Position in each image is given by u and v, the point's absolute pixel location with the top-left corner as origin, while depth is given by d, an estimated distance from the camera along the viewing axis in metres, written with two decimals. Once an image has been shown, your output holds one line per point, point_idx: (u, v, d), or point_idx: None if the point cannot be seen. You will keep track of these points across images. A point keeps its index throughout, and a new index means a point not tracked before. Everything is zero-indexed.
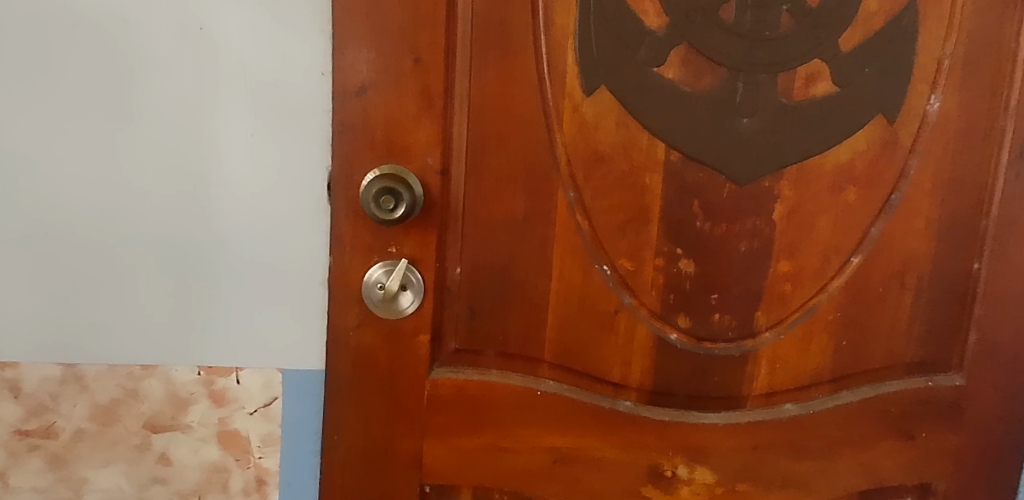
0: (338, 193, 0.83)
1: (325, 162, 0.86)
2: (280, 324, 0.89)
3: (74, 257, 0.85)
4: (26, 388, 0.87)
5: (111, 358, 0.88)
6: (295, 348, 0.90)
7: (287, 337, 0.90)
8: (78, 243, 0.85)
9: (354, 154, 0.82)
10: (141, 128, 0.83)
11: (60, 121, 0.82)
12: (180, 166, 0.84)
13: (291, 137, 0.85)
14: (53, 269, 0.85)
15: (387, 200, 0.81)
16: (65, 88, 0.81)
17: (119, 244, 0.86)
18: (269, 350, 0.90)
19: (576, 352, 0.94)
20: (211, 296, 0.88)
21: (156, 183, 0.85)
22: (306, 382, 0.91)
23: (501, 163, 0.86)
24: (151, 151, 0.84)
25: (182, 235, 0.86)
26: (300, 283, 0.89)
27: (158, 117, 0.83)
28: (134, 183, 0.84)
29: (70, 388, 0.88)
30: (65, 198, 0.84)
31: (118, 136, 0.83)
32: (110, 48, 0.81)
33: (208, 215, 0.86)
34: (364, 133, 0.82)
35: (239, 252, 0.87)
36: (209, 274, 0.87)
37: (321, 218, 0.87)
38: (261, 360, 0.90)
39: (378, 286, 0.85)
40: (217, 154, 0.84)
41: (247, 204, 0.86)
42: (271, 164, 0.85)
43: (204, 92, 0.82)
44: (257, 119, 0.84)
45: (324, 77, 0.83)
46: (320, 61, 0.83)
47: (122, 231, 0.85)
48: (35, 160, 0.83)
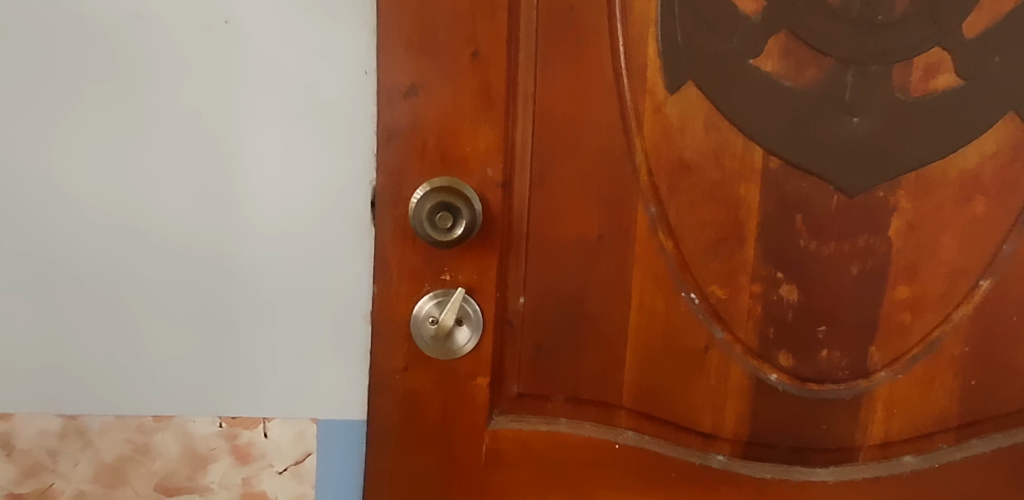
0: (384, 211, 0.71)
1: (368, 176, 0.74)
2: (315, 365, 0.77)
3: (80, 288, 0.74)
4: (20, 444, 0.75)
5: (119, 408, 0.76)
6: (331, 393, 0.77)
7: (322, 380, 0.77)
8: (84, 272, 0.74)
9: (402, 165, 0.70)
10: (159, 137, 0.72)
11: (67, 131, 0.71)
12: (203, 181, 0.73)
13: (331, 145, 0.73)
14: (54, 303, 0.74)
15: (444, 217, 0.69)
16: (72, 93, 0.71)
17: (132, 273, 0.74)
18: (302, 396, 0.77)
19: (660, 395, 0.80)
20: (237, 332, 0.76)
21: (175, 201, 0.73)
22: (345, 435, 0.78)
23: (571, 173, 0.74)
24: (170, 164, 0.73)
25: (204, 261, 0.74)
26: (339, 316, 0.76)
27: (176, 125, 0.72)
28: (148, 202, 0.73)
29: (71, 443, 0.76)
30: (72, 222, 0.73)
31: (132, 148, 0.72)
32: (124, 48, 0.70)
33: (235, 238, 0.74)
34: (414, 140, 0.70)
35: (268, 280, 0.75)
36: (233, 306, 0.75)
37: (363, 240, 0.75)
38: (293, 408, 0.77)
39: (430, 321, 0.72)
40: (242, 167, 0.73)
41: (276, 223, 0.74)
42: (304, 177, 0.74)
43: (228, 95, 0.72)
44: (289, 125, 0.72)
45: (368, 76, 0.72)
46: (362, 58, 0.72)
47: (135, 258, 0.74)
48: (36, 179, 0.72)
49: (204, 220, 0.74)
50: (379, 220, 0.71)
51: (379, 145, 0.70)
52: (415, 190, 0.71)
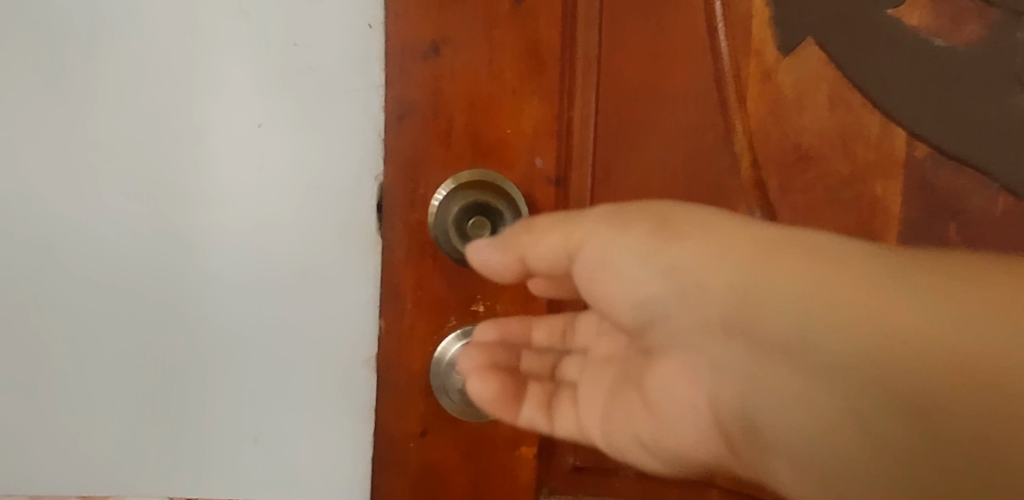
0: (396, 218, 0.51)
1: (373, 167, 0.57)
2: (304, 418, 0.59)
3: None
4: None
5: (25, 493, 0.55)
6: (322, 459, 0.60)
7: (313, 438, 0.59)
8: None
9: (422, 153, 0.51)
10: (90, 114, 0.53)
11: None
12: (153, 173, 0.54)
13: (326, 126, 0.56)
14: None
15: (478, 225, 0.51)
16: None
17: (48, 305, 0.53)
18: (284, 464, 0.59)
19: (674, 363, 0.44)
20: (197, 381, 0.57)
21: (112, 205, 0.54)
22: None
23: (643, 161, 0.55)
24: (106, 152, 0.53)
25: (155, 285, 0.55)
26: (334, 355, 0.59)
27: (114, 99, 0.53)
28: (71, 204, 0.53)
29: None
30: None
31: (51, 129, 0.52)
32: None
33: (194, 253, 0.55)
34: (437, 118, 0.51)
35: (241, 309, 0.57)
36: (192, 346, 0.56)
37: (365, 257, 0.58)
38: (274, 477, 0.59)
39: (458, 368, 0.52)
40: (204, 156, 0.54)
41: (251, 232, 0.56)
42: (289, 169, 0.56)
43: (186, 59, 0.53)
44: (268, 99, 0.54)
45: (373, 33, 0.55)
46: (365, 8, 0.55)
47: (53, 284, 0.53)
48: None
49: (154, 227, 0.54)
50: (388, 230, 0.51)
51: (388, 126, 0.50)
52: (437, 189, 0.51)
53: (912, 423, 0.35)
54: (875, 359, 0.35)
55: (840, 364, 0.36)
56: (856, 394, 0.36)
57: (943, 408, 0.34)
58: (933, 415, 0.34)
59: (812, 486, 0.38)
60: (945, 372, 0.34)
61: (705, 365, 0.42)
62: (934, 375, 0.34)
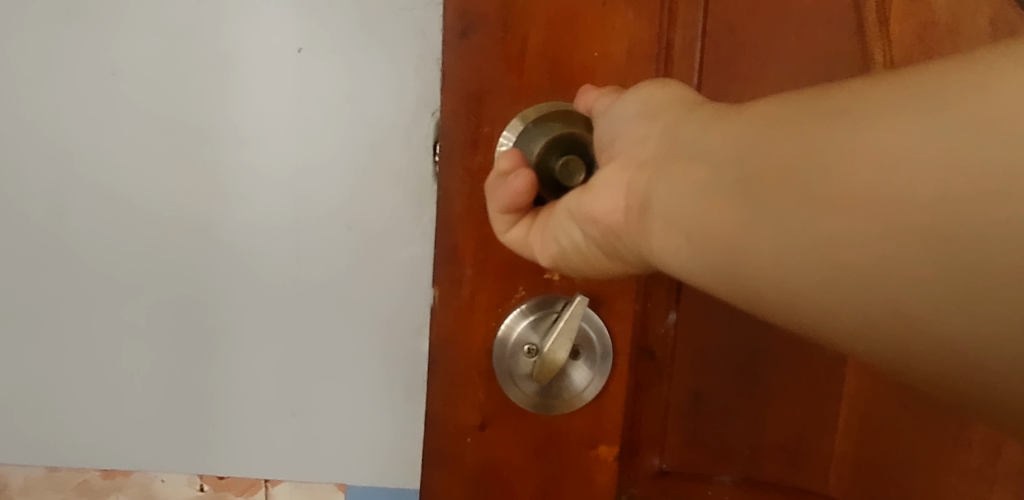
0: (452, 165, 0.38)
1: (428, 104, 0.48)
2: (343, 395, 0.52)
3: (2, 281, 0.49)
4: None
5: (54, 456, 0.52)
6: (364, 440, 0.53)
7: (355, 415, 0.53)
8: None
9: (492, 80, 0.37)
10: (106, 37, 0.45)
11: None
12: (176, 104, 0.47)
13: (376, 53, 0.46)
14: None
15: (570, 159, 0.34)
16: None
17: (76, 252, 0.48)
18: (322, 443, 0.53)
19: (621, 162, 0.28)
20: (225, 344, 0.51)
21: (132, 144, 0.47)
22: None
23: (744, 50, 0.41)
24: (128, 79, 0.46)
25: (182, 234, 0.49)
26: (379, 326, 0.51)
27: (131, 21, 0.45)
28: (92, 144, 0.47)
29: None
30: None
31: (66, 56, 0.45)
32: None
33: (219, 201, 0.48)
34: (511, 34, 0.37)
35: (272, 268, 0.50)
36: (221, 308, 0.50)
37: (418, 213, 0.49)
38: (307, 453, 0.53)
39: (524, 350, 0.40)
40: (231, 90, 0.47)
41: (282, 179, 0.48)
42: (326, 107, 0.47)
43: None
44: (305, 23, 0.46)
45: None
46: None
47: (79, 234, 0.48)
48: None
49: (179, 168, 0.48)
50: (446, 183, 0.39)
51: (445, 46, 0.37)
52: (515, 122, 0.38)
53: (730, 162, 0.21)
54: (811, 109, 0.19)
55: (731, 170, 0.21)
56: (747, 167, 0.20)
57: (783, 181, 0.19)
58: (794, 162, 0.18)
59: (689, 260, 0.22)
60: (841, 119, 0.17)
61: (636, 149, 0.27)
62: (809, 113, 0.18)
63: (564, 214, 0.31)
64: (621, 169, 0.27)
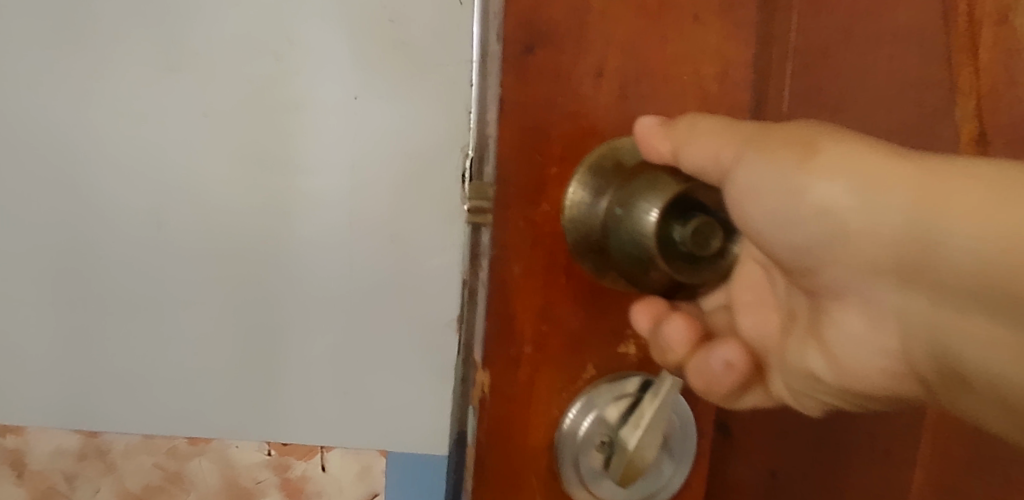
0: (514, 213, 0.29)
1: (460, 141, 0.53)
2: (397, 384, 0.57)
3: (105, 275, 0.53)
4: (33, 463, 0.57)
5: (146, 427, 0.56)
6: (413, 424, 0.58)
7: (398, 398, 0.57)
8: (89, 267, 0.53)
9: (565, 102, 0.29)
10: (191, 81, 0.51)
11: (52, 58, 0.50)
12: (256, 137, 0.52)
13: (420, 100, 0.52)
14: (68, 296, 0.54)
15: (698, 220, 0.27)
16: (77, 18, 0.50)
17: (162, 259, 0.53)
18: (379, 424, 0.58)
19: (855, 303, 0.27)
20: (291, 344, 0.56)
21: (213, 172, 0.53)
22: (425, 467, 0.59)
23: (829, 79, 0.34)
24: (213, 117, 0.52)
25: (251, 243, 0.54)
26: (428, 329, 0.56)
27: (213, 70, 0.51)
28: (179, 171, 0.52)
29: (92, 466, 0.57)
30: (67, 199, 0.52)
31: (160, 95, 0.51)
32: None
33: (286, 221, 0.54)
34: (587, 45, 0.29)
35: (330, 279, 0.55)
36: (289, 314, 0.55)
37: (460, 232, 0.55)
38: (367, 430, 0.58)
39: (598, 445, 0.31)
40: (296, 130, 0.52)
41: (341, 200, 0.54)
42: (380, 142, 0.53)
43: (281, 31, 0.51)
44: (361, 72, 0.52)
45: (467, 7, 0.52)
46: None
47: (167, 244, 0.53)
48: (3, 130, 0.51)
49: (256, 190, 0.53)
50: (507, 235, 0.29)
51: (504, 61, 0.28)
52: (573, 181, 0.29)
53: (961, 310, 0.23)
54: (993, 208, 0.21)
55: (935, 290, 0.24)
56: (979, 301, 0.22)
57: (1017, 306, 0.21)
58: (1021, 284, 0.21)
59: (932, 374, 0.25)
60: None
61: (868, 291, 0.26)
62: (993, 269, 0.21)
63: (797, 362, 0.31)
64: (860, 318, 0.27)
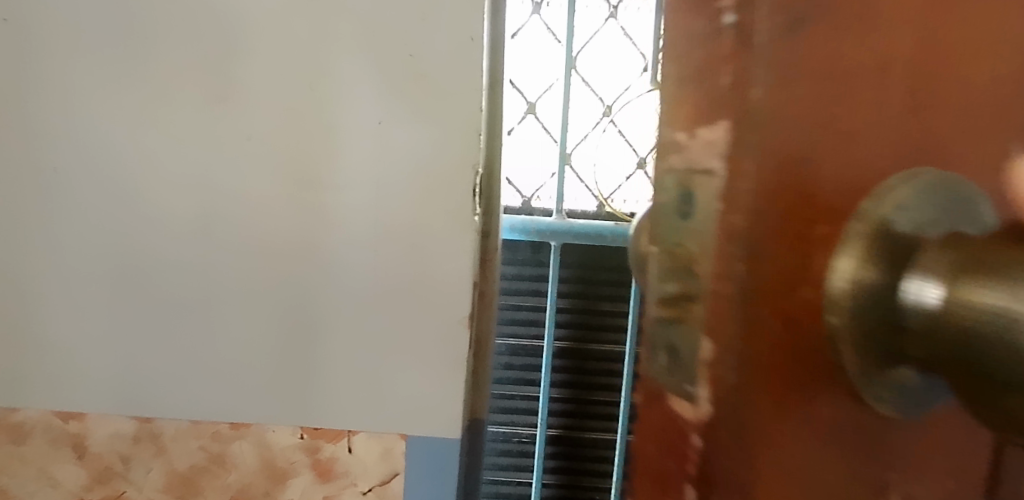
0: (761, 306, 0.15)
1: (471, 159, 0.65)
2: (411, 370, 0.66)
3: (158, 283, 0.64)
4: (92, 447, 0.67)
5: (194, 412, 0.66)
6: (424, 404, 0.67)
7: (412, 384, 0.67)
8: (148, 277, 0.64)
9: (840, 119, 0.15)
10: (241, 115, 0.63)
11: (122, 107, 0.62)
12: (293, 160, 0.64)
13: (436, 127, 0.64)
14: (131, 303, 0.64)
15: None
16: (143, 75, 0.62)
17: (210, 266, 0.64)
18: (394, 406, 0.67)
19: None
20: (317, 334, 0.66)
21: (257, 190, 0.64)
22: (438, 451, 0.67)
23: None
24: (257, 143, 0.63)
25: (294, 251, 0.64)
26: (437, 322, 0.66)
27: (260, 107, 0.63)
28: (230, 189, 0.64)
29: (145, 449, 0.67)
30: (128, 217, 0.63)
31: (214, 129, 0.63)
32: (206, 9, 0.61)
33: (318, 227, 0.64)
34: (878, 24, 0.15)
35: (354, 278, 0.65)
36: (317, 309, 0.65)
37: (467, 236, 0.65)
38: (384, 413, 0.67)
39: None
40: (330, 152, 0.64)
41: (365, 209, 0.65)
42: (402, 164, 0.64)
43: (319, 73, 0.63)
44: (388, 103, 0.64)
45: (475, 44, 0.63)
46: (470, 24, 0.63)
47: (217, 252, 0.64)
48: (77, 161, 0.63)
49: (292, 204, 0.64)
50: (734, 346, 0.15)
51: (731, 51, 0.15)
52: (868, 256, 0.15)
53: None
54: None
55: None
56: None
57: None
58: None
59: None
60: None
61: None
62: None
63: None
64: None
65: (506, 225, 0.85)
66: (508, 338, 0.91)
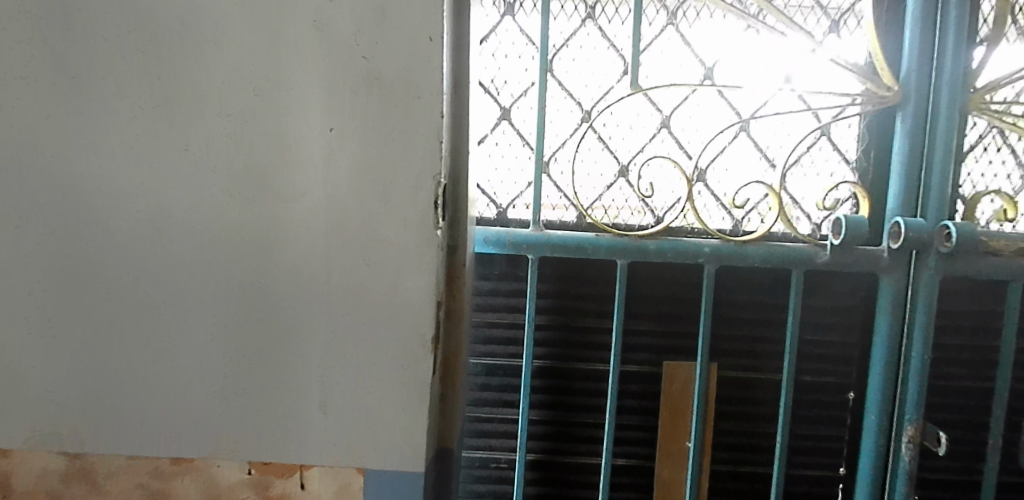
0: None
1: (433, 169, 0.59)
2: (366, 398, 0.61)
3: (91, 306, 0.60)
4: (19, 486, 0.62)
5: (131, 446, 0.61)
6: (380, 436, 0.62)
7: (369, 413, 0.61)
8: (79, 300, 0.60)
9: None
10: (179, 123, 0.59)
11: (53, 119, 0.58)
12: (237, 171, 0.59)
13: (394, 135, 0.59)
14: (62, 328, 0.60)
15: None
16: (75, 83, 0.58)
17: (146, 288, 0.60)
18: (349, 436, 0.62)
19: None
20: (265, 360, 0.61)
21: (198, 205, 0.59)
22: (395, 487, 0.62)
23: None
24: (197, 153, 0.59)
25: (244, 271, 0.60)
26: (395, 346, 0.61)
27: (202, 115, 0.58)
28: (167, 204, 0.59)
29: (77, 487, 0.62)
30: (60, 238, 0.59)
31: (150, 139, 0.58)
32: (141, 14, 0.57)
33: (265, 244, 0.60)
34: None
35: (306, 298, 0.60)
36: (265, 334, 0.60)
37: (428, 252, 0.60)
38: (338, 445, 0.62)
39: None
40: (278, 161, 0.59)
41: (316, 223, 0.60)
42: (356, 173, 0.59)
43: (265, 78, 0.58)
44: (341, 107, 0.59)
45: (435, 45, 0.58)
46: (430, 23, 0.58)
47: (152, 273, 0.59)
48: (4, 176, 0.59)
49: (237, 219, 0.59)
50: None
51: None
52: None
53: None
54: None
55: None
56: None
57: None
58: None
59: None
60: None
61: None
62: None
63: None
64: None
65: (478, 235, 0.82)
66: (484, 357, 0.87)
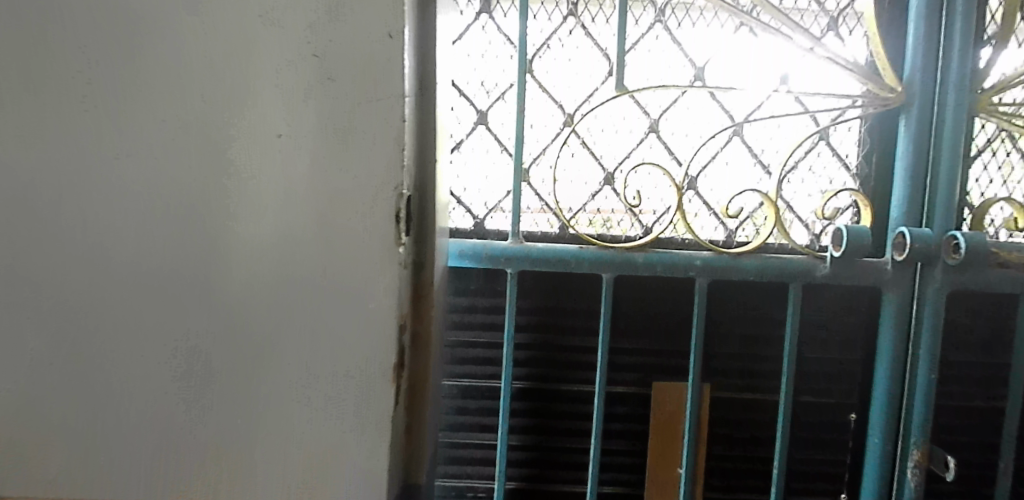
0: None
1: (395, 179, 0.53)
2: (318, 431, 0.55)
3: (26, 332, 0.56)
4: None
5: (67, 482, 0.58)
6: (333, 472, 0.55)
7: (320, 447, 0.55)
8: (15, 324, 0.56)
9: None
10: (115, 131, 0.54)
11: None
12: (178, 183, 0.54)
13: (350, 140, 0.53)
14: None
15: None
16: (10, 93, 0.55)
17: (83, 313, 0.56)
18: (299, 473, 0.56)
19: None
20: (209, 390, 0.55)
21: (137, 220, 0.54)
22: None
23: None
24: (133, 164, 0.54)
25: (185, 294, 0.55)
26: (349, 374, 0.55)
27: (138, 122, 0.53)
28: (106, 221, 0.55)
29: None
30: None
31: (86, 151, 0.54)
32: (76, 17, 0.53)
33: (208, 263, 0.54)
34: None
35: (253, 322, 0.55)
36: (208, 362, 0.55)
37: (389, 269, 0.54)
38: (286, 482, 0.56)
39: None
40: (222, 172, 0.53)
41: (263, 240, 0.54)
42: (307, 182, 0.53)
43: (208, 81, 0.53)
44: (290, 112, 0.53)
45: (394, 42, 0.52)
46: (388, 18, 0.52)
47: (89, 296, 0.55)
48: None
49: (178, 235, 0.54)
50: None
51: None
52: None
53: None
54: None
55: None
56: None
57: None
58: None
59: None
60: None
61: None
62: None
63: None
64: None
65: (453, 249, 0.76)
66: (460, 378, 0.81)
